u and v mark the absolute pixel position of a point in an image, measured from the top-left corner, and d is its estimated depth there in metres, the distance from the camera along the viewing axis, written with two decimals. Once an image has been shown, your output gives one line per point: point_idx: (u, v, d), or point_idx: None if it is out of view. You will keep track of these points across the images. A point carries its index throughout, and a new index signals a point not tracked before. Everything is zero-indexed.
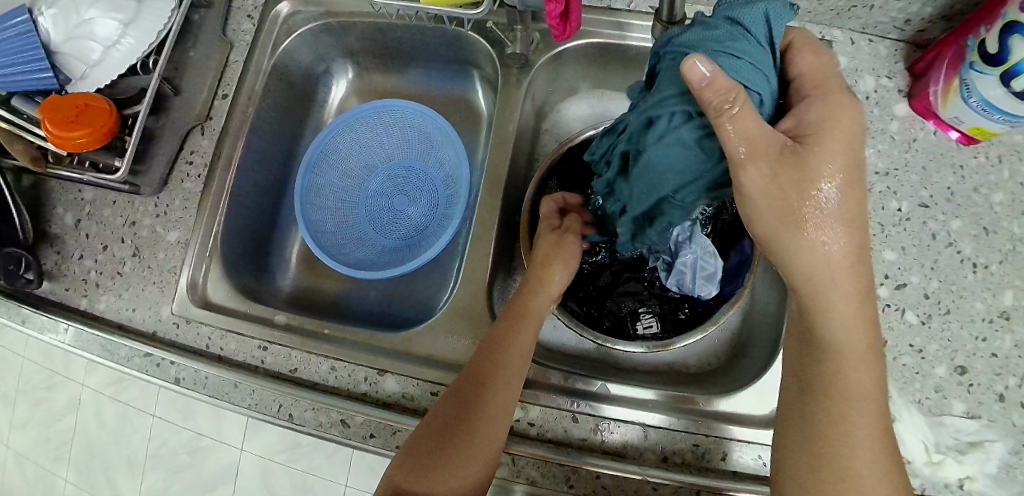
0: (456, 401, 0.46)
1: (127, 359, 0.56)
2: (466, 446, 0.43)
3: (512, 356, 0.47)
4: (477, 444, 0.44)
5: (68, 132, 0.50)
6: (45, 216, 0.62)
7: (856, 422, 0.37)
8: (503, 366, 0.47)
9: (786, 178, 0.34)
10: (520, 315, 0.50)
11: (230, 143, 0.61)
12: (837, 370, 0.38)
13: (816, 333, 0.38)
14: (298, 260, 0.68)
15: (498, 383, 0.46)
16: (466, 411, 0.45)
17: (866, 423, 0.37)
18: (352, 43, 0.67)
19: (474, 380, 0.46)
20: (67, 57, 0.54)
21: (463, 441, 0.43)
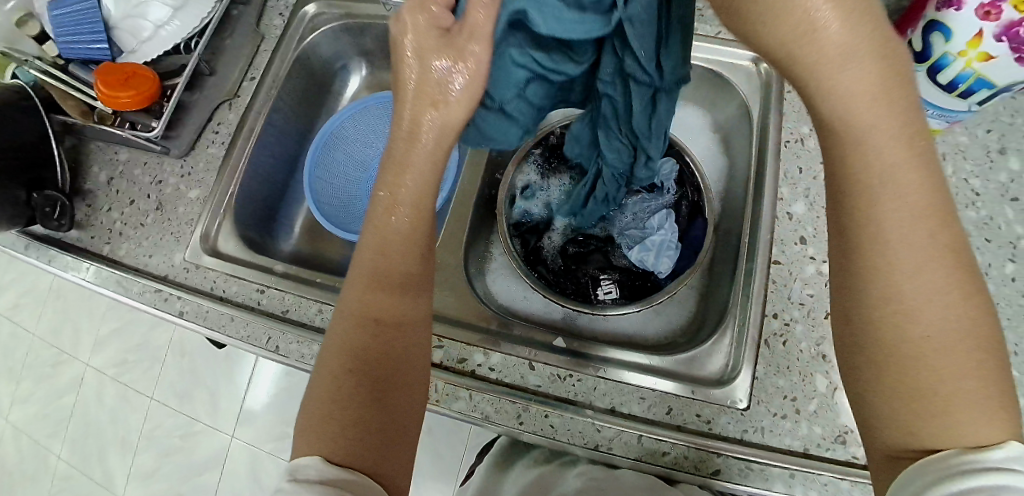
0: (358, 339, 0.39)
1: (139, 295, 0.63)
2: (395, 381, 0.39)
3: (408, 269, 0.42)
4: (406, 376, 0.40)
5: (117, 92, 0.61)
6: (85, 173, 0.72)
7: (922, 324, 0.30)
8: (404, 287, 0.41)
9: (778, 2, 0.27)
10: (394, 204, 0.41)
11: (254, 117, 0.69)
12: (885, 268, 0.30)
13: (856, 224, 0.31)
14: (303, 228, 0.76)
15: (407, 308, 0.41)
16: (381, 347, 0.39)
17: (939, 333, 0.30)
18: (368, 43, 0.76)
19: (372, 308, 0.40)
20: (121, 32, 0.65)
21: (391, 377, 0.39)
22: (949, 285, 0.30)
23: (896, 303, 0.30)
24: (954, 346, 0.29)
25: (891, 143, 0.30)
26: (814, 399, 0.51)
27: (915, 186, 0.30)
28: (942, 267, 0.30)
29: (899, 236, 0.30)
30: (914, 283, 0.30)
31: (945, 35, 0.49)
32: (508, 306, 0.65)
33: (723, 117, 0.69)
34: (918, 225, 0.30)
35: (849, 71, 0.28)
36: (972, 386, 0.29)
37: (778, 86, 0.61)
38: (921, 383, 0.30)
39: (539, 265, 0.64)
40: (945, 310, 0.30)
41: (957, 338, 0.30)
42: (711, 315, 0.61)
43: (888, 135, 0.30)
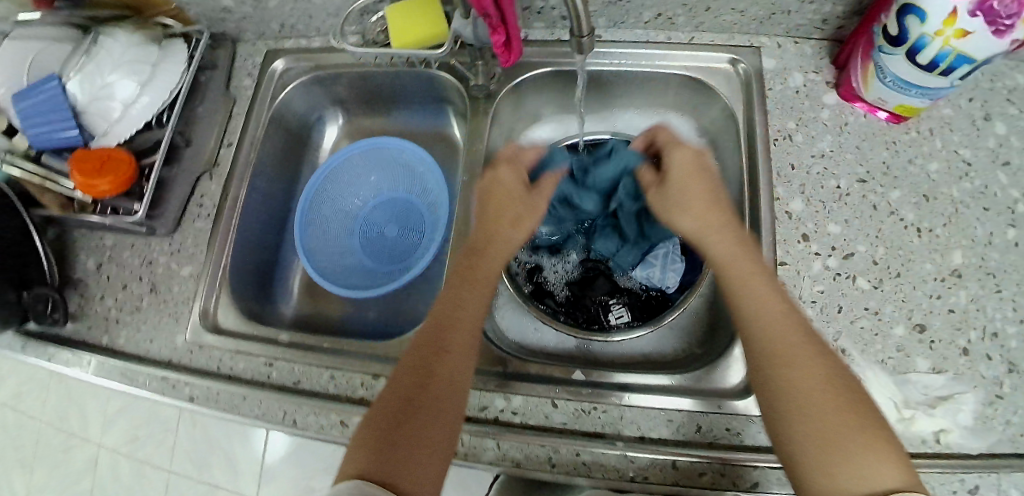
0: (405, 388, 0.44)
1: (145, 384, 0.61)
2: (427, 420, 0.43)
3: (463, 334, 0.48)
4: (440, 416, 0.43)
5: (95, 180, 0.59)
6: (73, 262, 0.70)
7: (824, 408, 0.38)
8: (454, 344, 0.47)
9: (700, 208, 0.50)
10: (474, 280, 0.51)
11: (235, 184, 0.68)
12: (783, 361, 0.41)
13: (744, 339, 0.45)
14: (300, 290, 0.74)
15: (453, 362, 0.46)
16: (428, 387, 0.44)
17: (832, 415, 0.38)
18: (340, 93, 0.75)
19: (428, 363, 0.46)
20: (90, 116, 0.62)
21: (425, 417, 0.43)
22: (809, 374, 0.40)
23: (785, 372, 0.41)
24: (851, 424, 0.37)
25: (762, 291, 0.45)
26: None
27: (789, 315, 0.44)
28: (813, 371, 0.40)
29: (779, 337, 0.42)
30: (788, 374, 0.41)
31: (919, 17, 0.49)
32: (519, 341, 0.64)
33: (708, 121, 0.69)
34: (788, 336, 0.42)
35: (721, 244, 0.48)
36: (860, 437, 0.37)
37: (760, 86, 0.63)
38: (825, 433, 0.37)
39: (546, 298, 0.65)
40: (840, 393, 0.39)
41: (845, 412, 0.38)
42: (724, 324, 0.60)
43: (752, 277, 0.46)
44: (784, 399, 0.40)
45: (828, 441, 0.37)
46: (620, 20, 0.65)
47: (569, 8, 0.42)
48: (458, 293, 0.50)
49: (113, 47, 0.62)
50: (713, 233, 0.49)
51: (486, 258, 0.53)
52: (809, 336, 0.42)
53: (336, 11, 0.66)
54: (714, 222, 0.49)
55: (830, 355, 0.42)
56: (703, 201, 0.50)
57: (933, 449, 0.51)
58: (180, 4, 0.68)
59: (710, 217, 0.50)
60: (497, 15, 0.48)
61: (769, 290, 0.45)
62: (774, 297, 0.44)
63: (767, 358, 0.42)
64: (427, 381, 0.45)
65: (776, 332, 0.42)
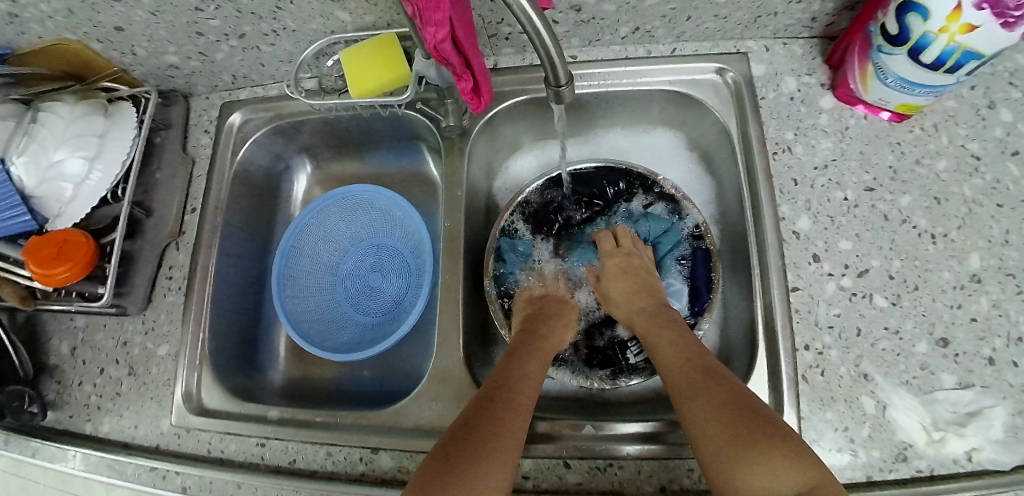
0: (465, 426, 0.44)
1: (135, 475, 0.58)
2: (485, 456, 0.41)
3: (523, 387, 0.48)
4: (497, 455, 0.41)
5: (54, 268, 0.55)
6: (43, 348, 0.66)
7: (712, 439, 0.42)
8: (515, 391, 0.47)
9: (625, 285, 0.58)
10: (534, 353, 0.53)
11: (205, 252, 0.64)
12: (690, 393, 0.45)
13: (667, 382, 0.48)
14: (288, 352, 0.70)
15: (515, 407, 0.46)
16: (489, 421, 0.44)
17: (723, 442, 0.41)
18: (306, 140, 0.71)
19: (489, 403, 0.46)
20: (41, 199, 0.58)
21: (481, 452, 0.41)
22: (709, 398, 0.44)
23: (689, 412, 0.44)
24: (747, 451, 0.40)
25: (670, 348, 0.50)
26: (866, 423, 0.50)
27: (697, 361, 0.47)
28: (723, 401, 0.43)
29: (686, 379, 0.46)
30: (699, 406, 0.43)
31: (921, 14, 0.45)
32: None
33: (697, 135, 0.66)
34: (696, 376, 0.46)
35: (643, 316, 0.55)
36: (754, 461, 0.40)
37: (750, 96, 0.59)
38: (726, 456, 0.40)
39: None
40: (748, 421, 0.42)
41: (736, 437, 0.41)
42: (742, 354, 0.58)
43: (667, 334, 0.52)
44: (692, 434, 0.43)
45: (730, 457, 0.40)
46: (594, 38, 0.61)
47: (544, 60, 0.38)
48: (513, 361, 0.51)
49: (55, 123, 0.58)
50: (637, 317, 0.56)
51: (544, 343, 0.55)
52: (713, 375, 0.46)
53: (289, 58, 0.62)
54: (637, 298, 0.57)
55: (732, 388, 0.44)
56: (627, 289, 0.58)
57: (965, 468, 0.49)
58: (123, 66, 0.63)
59: (634, 297, 0.57)
60: (460, 62, 0.44)
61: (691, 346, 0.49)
62: (687, 350, 0.49)
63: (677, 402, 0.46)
64: (484, 421, 0.44)
65: (681, 379, 0.47)
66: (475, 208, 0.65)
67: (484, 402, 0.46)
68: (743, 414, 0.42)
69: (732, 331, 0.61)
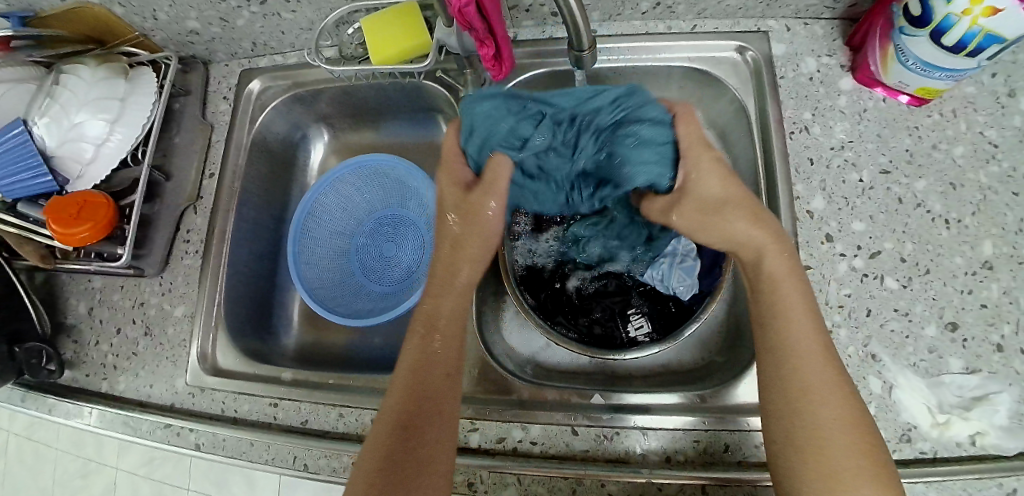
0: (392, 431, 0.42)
1: (150, 432, 0.59)
2: (420, 470, 0.41)
3: (439, 376, 0.45)
4: (430, 461, 0.42)
5: (74, 228, 0.56)
6: (60, 308, 0.67)
7: (837, 442, 0.38)
8: (435, 384, 0.44)
9: (719, 206, 0.46)
10: (439, 324, 0.47)
11: (222, 216, 0.65)
12: (804, 377, 0.41)
13: (778, 356, 0.42)
14: (301, 318, 0.71)
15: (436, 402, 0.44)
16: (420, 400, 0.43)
17: (844, 449, 0.38)
18: (323, 108, 0.71)
19: (420, 382, 0.44)
20: (62, 160, 0.58)
21: (414, 469, 0.41)
22: (838, 398, 0.40)
23: (813, 405, 0.40)
24: (857, 452, 0.38)
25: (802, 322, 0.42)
26: (872, 402, 0.51)
27: (817, 343, 0.42)
28: (832, 407, 0.40)
29: (810, 355, 0.41)
30: (824, 404, 0.40)
31: None
32: (531, 358, 0.61)
33: (714, 114, 0.66)
34: (821, 366, 0.41)
35: (778, 259, 0.44)
36: (863, 465, 0.38)
37: (769, 74, 0.59)
38: (823, 463, 0.38)
39: (557, 315, 0.61)
40: (853, 420, 0.39)
41: (860, 444, 0.38)
42: None
43: (797, 306, 0.43)
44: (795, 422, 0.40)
45: (823, 459, 0.38)
46: (615, 11, 0.61)
47: (566, 18, 0.38)
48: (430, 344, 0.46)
49: (77, 86, 0.58)
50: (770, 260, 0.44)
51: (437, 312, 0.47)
52: (839, 377, 0.41)
53: (310, 25, 0.62)
54: (765, 221, 0.45)
55: (850, 389, 0.41)
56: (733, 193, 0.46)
57: (968, 451, 0.49)
58: (144, 30, 0.64)
59: (757, 215, 0.45)
60: (484, 28, 0.45)
61: (815, 325, 0.43)
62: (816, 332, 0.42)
63: (781, 387, 0.41)
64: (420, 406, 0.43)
65: (806, 363, 0.41)
66: None
67: (409, 411, 0.43)
68: (861, 423, 0.39)
69: None
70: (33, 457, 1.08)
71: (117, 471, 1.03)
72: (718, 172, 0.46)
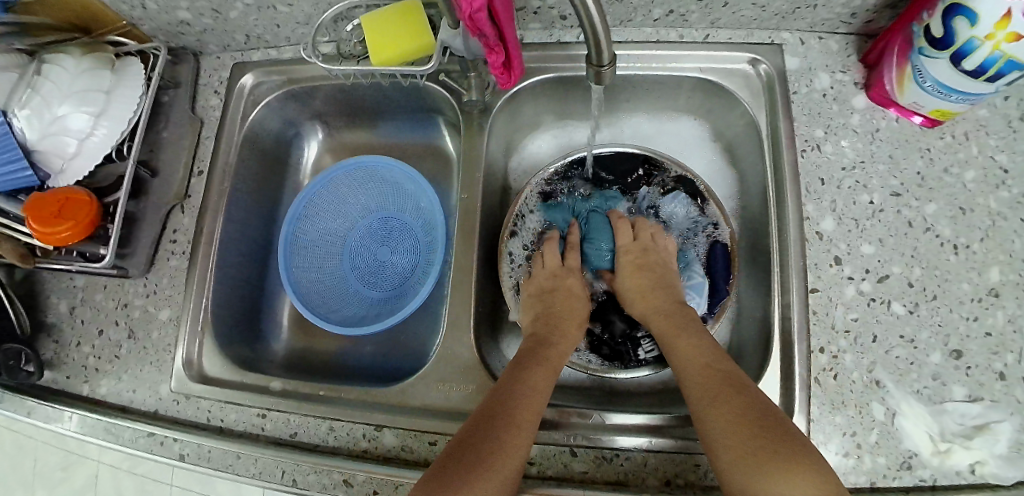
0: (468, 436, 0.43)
1: (131, 440, 0.57)
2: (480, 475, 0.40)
3: (532, 402, 0.46)
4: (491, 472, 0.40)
5: (54, 227, 0.53)
6: (39, 307, 0.64)
7: (733, 434, 0.41)
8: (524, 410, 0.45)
9: (647, 298, 0.55)
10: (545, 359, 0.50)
11: (211, 217, 0.62)
12: (694, 385, 0.46)
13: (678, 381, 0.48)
14: (292, 322, 0.69)
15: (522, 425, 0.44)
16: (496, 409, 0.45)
17: (743, 437, 0.40)
18: (320, 106, 0.68)
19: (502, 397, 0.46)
20: (42, 154, 0.55)
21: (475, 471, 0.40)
22: (725, 394, 0.44)
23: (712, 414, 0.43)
24: (755, 440, 0.40)
25: (690, 347, 0.49)
26: (875, 429, 0.50)
27: (701, 355, 0.48)
28: (734, 413, 0.42)
29: (693, 368, 0.47)
30: (716, 404, 0.43)
31: (969, 18, 0.43)
32: None
33: (723, 126, 0.64)
34: (712, 381, 0.45)
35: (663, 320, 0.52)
36: (762, 449, 0.39)
37: (782, 89, 0.58)
38: (732, 453, 0.40)
39: None
40: (749, 411, 0.42)
41: (758, 430, 0.40)
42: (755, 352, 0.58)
43: (684, 344, 0.49)
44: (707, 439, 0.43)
45: (737, 455, 0.40)
46: (626, 18, 0.59)
47: (587, 36, 0.36)
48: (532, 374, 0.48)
49: (60, 76, 0.55)
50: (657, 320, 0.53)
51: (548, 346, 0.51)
52: (728, 379, 0.45)
53: (307, 20, 0.59)
54: (653, 303, 0.54)
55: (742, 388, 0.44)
56: (644, 287, 0.55)
57: (968, 480, 0.49)
58: (132, 19, 0.61)
59: (648, 298, 0.55)
60: (495, 34, 0.42)
61: (697, 341, 0.49)
62: (705, 352, 0.48)
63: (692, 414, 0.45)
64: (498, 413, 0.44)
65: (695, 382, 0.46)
66: (492, 188, 0.63)
67: (487, 416, 0.44)
68: (761, 417, 0.41)
69: (744, 329, 0.60)
70: (13, 448, 1.05)
71: (100, 465, 1.01)
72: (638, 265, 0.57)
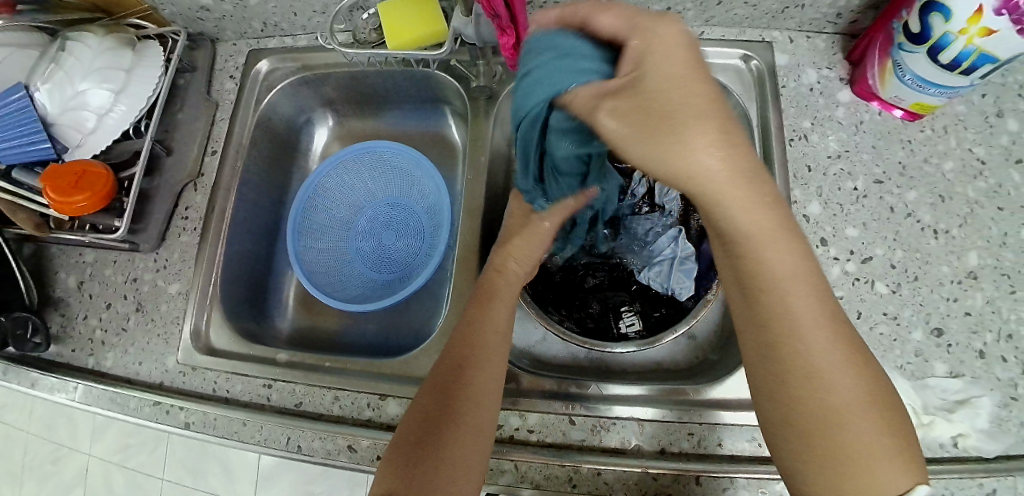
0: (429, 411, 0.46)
1: (137, 410, 0.58)
2: (452, 456, 0.43)
3: (489, 366, 0.48)
4: (463, 447, 0.43)
5: (71, 197, 0.54)
6: (48, 281, 0.65)
7: (849, 416, 0.36)
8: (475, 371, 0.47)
9: (727, 134, 0.31)
10: (494, 299, 0.52)
11: (223, 195, 0.64)
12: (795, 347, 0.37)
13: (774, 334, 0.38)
14: (295, 303, 0.71)
15: (476, 389, 0.46)
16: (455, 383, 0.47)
17: (859, 426, 0.36)
18: (329, 93, 0.71)
19: (460, 367, 0.48)
20: (62, 128, 0.57)
21: (445, 454, 0.43)
22: (839, 359, 0.37)
23: (820, 394, 0.36)
24: (868, 421, 0.36)
25: (806, 298, 0.38)
26: None
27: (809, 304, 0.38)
28: (828, 392, 0.37)
29: (809, 324, 0.37)
30: (842, 384, 0.36)
31: (944, 15, 0.47)
32: (528, 350, 0.61)
33: None
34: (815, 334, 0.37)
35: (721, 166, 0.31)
36: (879, 442, 0.36)
37: (772, 83, 0.61)
38: (846, 449, 0.36)
39: (553, 307, 0.62)
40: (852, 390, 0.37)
41: (860, 411, 0.36)
42: None
43: (801, 287, 0.38)
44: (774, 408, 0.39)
45: (835, 444, 0.36)
46: None
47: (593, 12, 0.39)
48: (479, 334, 0.50)
49: (83, 54, 0.57)
50: (707, 177, 0.32)
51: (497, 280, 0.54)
52: (838, 338, 0.38)
53: (324, 8, 0.62)
54: (727, 134, 0.31)
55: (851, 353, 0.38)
56: (689, 92, 0.31)
57: (951, 452, 0.51)
58: (154, 3, 0.63)
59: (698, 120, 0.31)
60: (508, 16, 0.45)
61: (809, 279, 0.38)
62: (816, 302, 0.38)
63: (789, 384, 0.38)
64: (456, 387, 0.46)
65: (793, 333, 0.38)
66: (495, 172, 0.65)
67: (447, 393, 0.46)
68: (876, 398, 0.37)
69: None
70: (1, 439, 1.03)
71: (89, 457, 1.00)
72: (683, 67, 0.31)
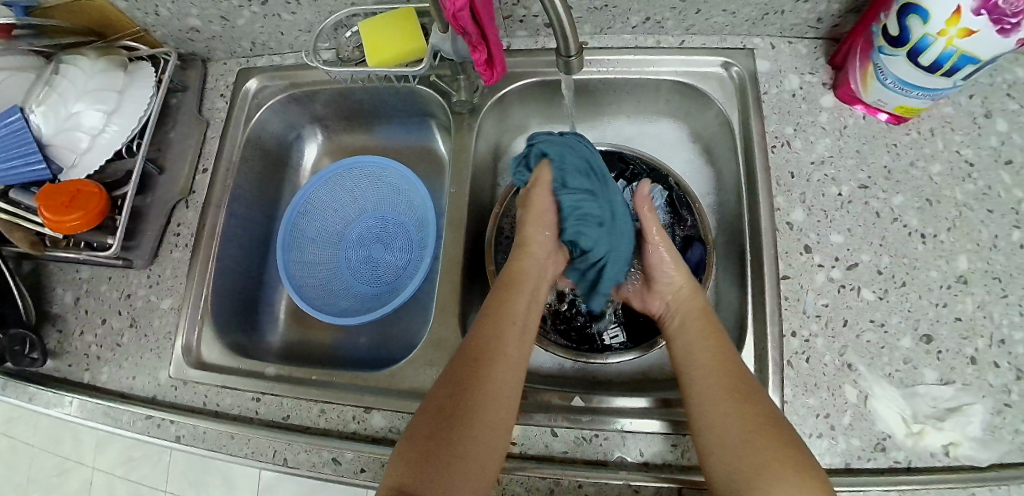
0: (447, 399, 0.45)
1: (130, 424, 0.59)
2: (468, 456, 0.43)
3: (511, 349, 0.49)
4: (478, 448, 0.44)
5: (65, 216, 0.56)
6: (46, 297, 0.66)
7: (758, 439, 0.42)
8: (497, 365, 0.47)
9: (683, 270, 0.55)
10: (513, 283, 0.53)
11: (213, 212, 0.65)
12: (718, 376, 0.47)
13: (691, 374, 0.48)
14: (287, 316, 0.72)
15: (497, 386, 0.46)
16: (475, 371, 0.47)
17: (762, 443, 0.42)
18: (318, 109, 0.72)
19: (480, 353, 0.48)
20: (57, 148, 0.59)
21: (460, 453, 0.43)
22: (742, 395, 0.45)
23: (729, 415, 0.44)
24: (767, 442, 0.42)
25: (709, 346, 0.49)
26: (848, 411, 0.51)
27: (722, 354, 0.48)
28: (752, 419, 0.44)
29: (723, 367, 0.47)
30: (743, 410, 0.44)
31: (922, 16, 0.47)
32: None
33: (701, 127, 0.67)
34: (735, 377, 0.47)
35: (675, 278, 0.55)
36: (778, 460, 0.41)
37: (754, 90, 0.61)
38: (755, 462, 0.41)
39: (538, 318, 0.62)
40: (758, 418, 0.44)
41: (767, 434, 0.43)
42: (733, 340, 0.60)
43: (716, 345, 0.49)
44: (706, 437, 0.44)
45: (757, 463, 0.41)
46: (606, 25, 0.63)
47: (556, 27, 0.39)
48: (502, 329, 0.49)
49: (76, 76, 0.59)
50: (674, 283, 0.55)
51: (520, 263, 0.54)
52: (745, 383, 0.46)
53: (309, 27, 0.64)
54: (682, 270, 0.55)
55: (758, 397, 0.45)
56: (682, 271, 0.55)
57: (942, 462, 0.50)
58: (145, 25, 0.65)
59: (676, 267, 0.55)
60: (477, 33, 0.46)
61: (719, 343, 0.49)
62: (721, 352, 0.49)
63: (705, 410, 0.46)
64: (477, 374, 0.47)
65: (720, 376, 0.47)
66: (480, 184, 0.66)
67: (465, 381, 0.46)
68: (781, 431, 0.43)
69: (723, 318, 0.62)
70: (8, 453, 1.05)
71: (94, 470, 1.02)
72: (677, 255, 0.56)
